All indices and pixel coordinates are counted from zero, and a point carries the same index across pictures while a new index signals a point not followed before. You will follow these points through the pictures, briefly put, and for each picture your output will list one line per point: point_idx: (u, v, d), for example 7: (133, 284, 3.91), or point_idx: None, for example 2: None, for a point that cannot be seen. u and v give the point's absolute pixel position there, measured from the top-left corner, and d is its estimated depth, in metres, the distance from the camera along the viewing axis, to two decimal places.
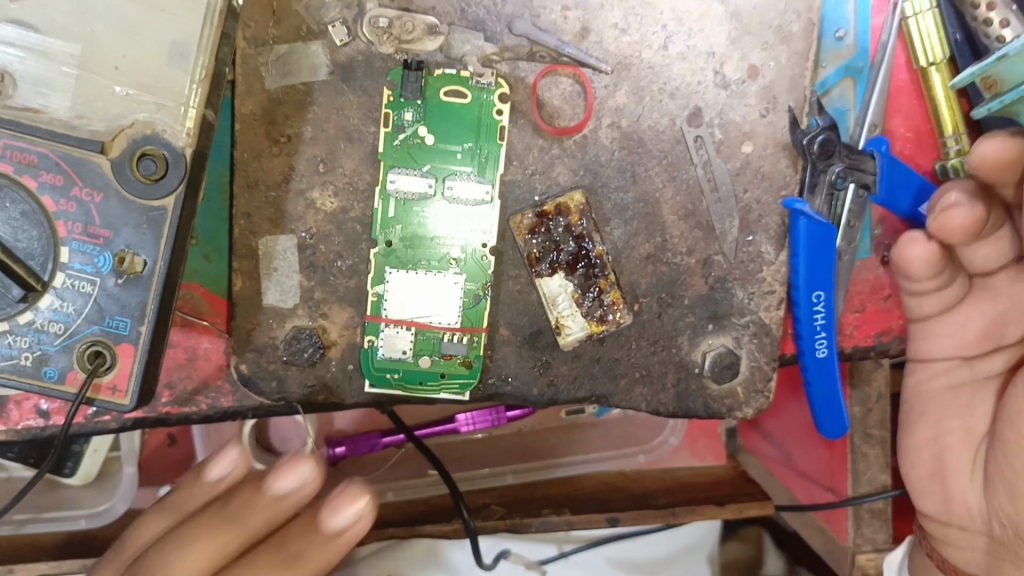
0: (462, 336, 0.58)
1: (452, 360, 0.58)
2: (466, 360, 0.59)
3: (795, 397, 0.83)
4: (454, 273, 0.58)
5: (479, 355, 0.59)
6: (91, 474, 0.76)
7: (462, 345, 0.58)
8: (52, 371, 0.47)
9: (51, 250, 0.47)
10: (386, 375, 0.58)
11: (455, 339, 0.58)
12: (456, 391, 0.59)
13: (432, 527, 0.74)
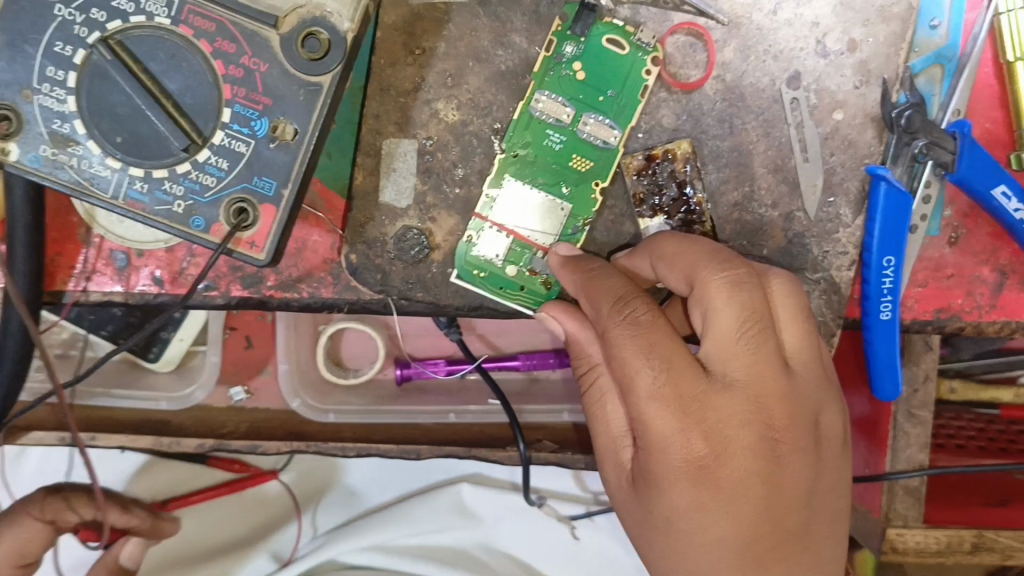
0: None
1: (535, 276, 0.63)
2: (547, 281, 0.63)
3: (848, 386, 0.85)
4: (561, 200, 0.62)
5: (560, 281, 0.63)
6: (174, 360, 0.80)
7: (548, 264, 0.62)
8: (200, 222, 0.52)
9: (215, 110, 0.51)
10: (473, 271, 0.63)
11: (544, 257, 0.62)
12: (528, 304, 0.63)
13: (490, 451, 0.80)
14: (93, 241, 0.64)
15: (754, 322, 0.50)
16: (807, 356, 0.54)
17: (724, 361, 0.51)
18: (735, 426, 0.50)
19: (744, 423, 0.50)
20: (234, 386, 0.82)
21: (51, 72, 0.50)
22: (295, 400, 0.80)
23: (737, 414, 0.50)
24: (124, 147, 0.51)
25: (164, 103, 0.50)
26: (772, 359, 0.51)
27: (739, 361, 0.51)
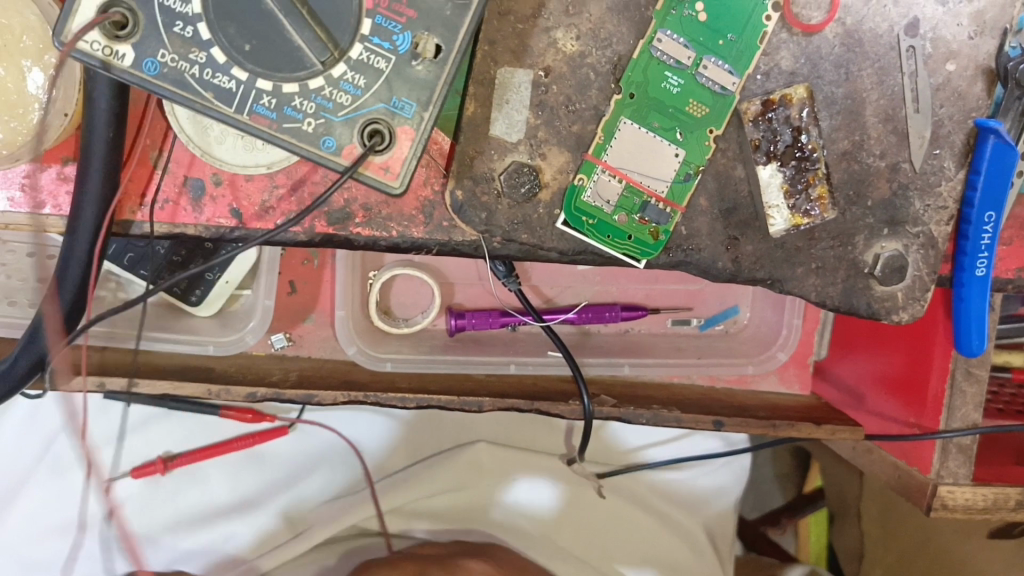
0: (664, 207, 0.60)
1: (645, 225, 0.60)
2: (656, 231, 0.60)
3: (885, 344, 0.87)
4: (675, 146, 0.59)
5: (668, 230, 0.61)
6: (216, 303, 0.75)
7: (662, 214, 0.60)
8: (331, 143, 0.48)
9: (355, 20, 0.46)
10: (582, 218, 0.59)
11: (658, 207, 0.60)
12: (634, 256, 0.61)
13: (552, 404, 0.75)
14: (167, 167, 0.57)
15: None
16: None
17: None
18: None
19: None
20: (276, 332, 0.77)
21: None
22: (348, 348, 0.77)
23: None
24: (253, 56, 0.46)
25: (302, 9, 0.45)
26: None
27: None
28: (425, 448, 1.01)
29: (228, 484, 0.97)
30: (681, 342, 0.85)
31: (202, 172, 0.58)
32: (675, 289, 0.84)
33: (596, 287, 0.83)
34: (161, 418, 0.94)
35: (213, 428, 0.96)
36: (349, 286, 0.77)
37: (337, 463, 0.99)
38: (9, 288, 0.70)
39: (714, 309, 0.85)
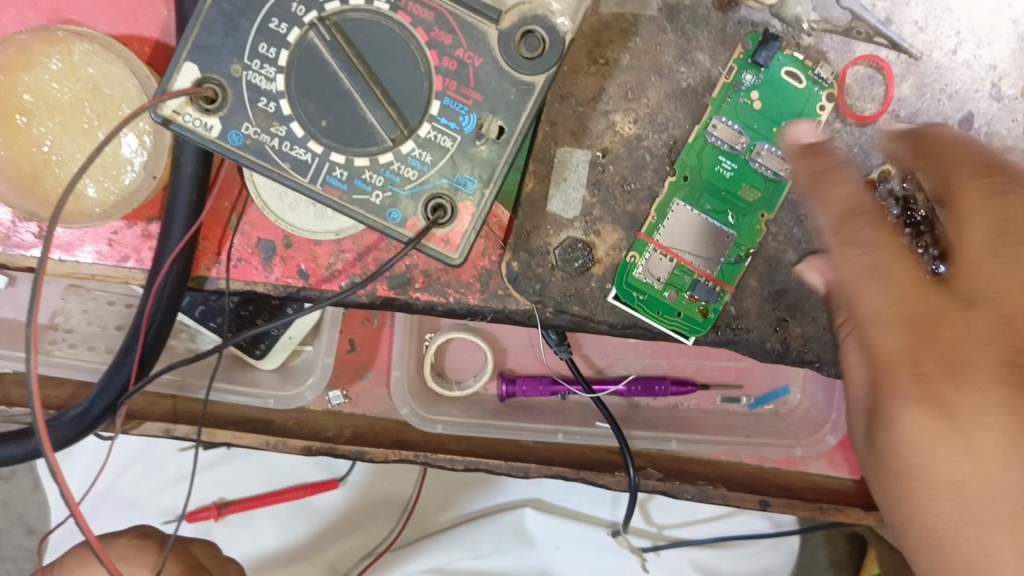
0: (714, 285, 0.61)
1: (694, 302, 0.62)
2: (705, 308, 0.62)
3: None
4: (727, 227, 0.61)
5: (718, 307, 0.62)
6: (279, 358, 0.78)
7: (710, 291, 0.61)
8: (397, 215, 0.50)
9: (425, 101, 0.50)
10: (633, 292, 0.61)
11: (706, 284, 0.61)
12: (682, 331, 0.62)
13: (595, 474, 0.77)
14: (242, 229, 0.61)
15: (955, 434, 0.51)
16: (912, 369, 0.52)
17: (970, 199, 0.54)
18: (987, 432, 0.50)
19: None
20: (334, 388, 0.79)
21: (264, 49, 0.49)
22: (403, 408, 0.78)
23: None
24: (329, 132, 0.49)
25: (376, 91, 0.49)
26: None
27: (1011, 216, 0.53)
28: (470, 509, 1.01)
29: (277, 533, 0.99)
30: (730, 420, 0.85)
31: (273, 235, 0.61)
32: (726, 366, 0.85)
33: (646, 359, 0.84)
34: (221, 463, 0.98)
35: (269, 477, 0.99)
36: (407, 349, 0.80)
37: (383, 521, 1.00)
38: (89, 332, 0.75)
39: (764, 388, 0.85)
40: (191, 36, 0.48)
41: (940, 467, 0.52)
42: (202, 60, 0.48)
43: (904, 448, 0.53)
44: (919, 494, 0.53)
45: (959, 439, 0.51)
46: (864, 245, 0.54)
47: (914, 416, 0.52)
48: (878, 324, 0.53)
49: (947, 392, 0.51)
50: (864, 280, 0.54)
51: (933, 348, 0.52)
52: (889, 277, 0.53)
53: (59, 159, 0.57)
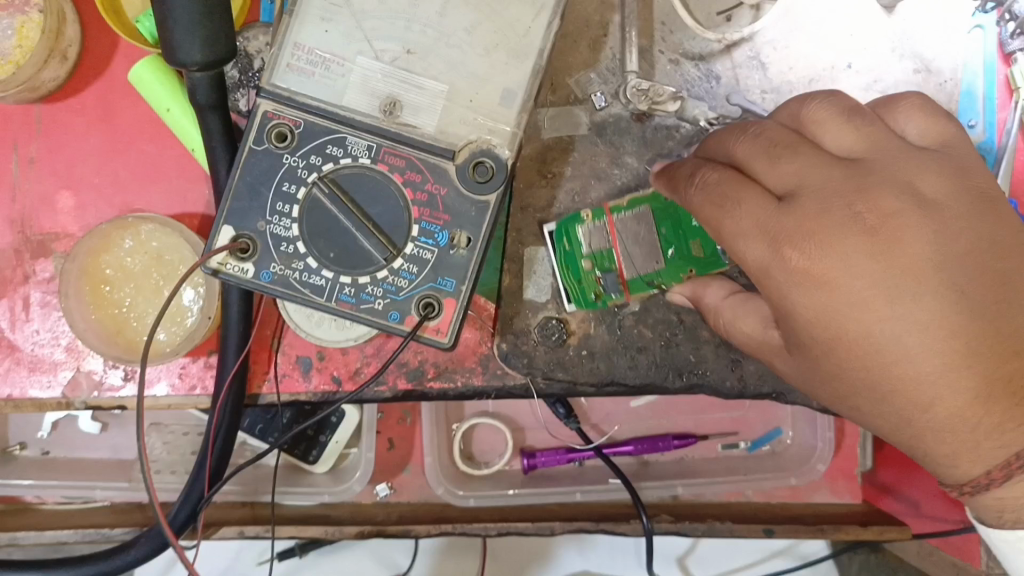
0: (619, 282, 0.72)
1: (596, 282, 0.73)
2: (600, 292, 0.73)
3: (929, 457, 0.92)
4: (661, 257, 0.72)
5: (608, 299, 0.73)
6: (332, 462, 0.90)
7: (613, 282, 0.72)
8: (396, 315, 0.64)
9: (406, 227, 0.64)
10: (563, 238, 0.73)
11: (613, 275, 0.72)
12: (569, 294, 0.73)
13: (614, 523, 0.88)
14: (283, 349, 0.75)
15: (880, 289, 0.53)
16: (820, 265, 0.54)
17: (822, 133, 0.59)
18: (887, 281, 0.53)
19: (1014, 237, 0.55)
20: (379, 483, 0.92)
21: (281, 207, 0.64)
22: (437, 488, 0.90)
23: (957, 226, 0.54)
24: (336, 261, 0.64)
25: (368, 224, 0.63)
26: (883, 138, 0.58)
27: (874, 148, 0.58)
28: None
29: None
30: (734, 463, 0.95)
31: (309, 351, 0.76)
32: (721, 417, 0.96)
33: (648, 420, 0.95)
34: None
35: None
36: (436, 441, 0.91)
37: None
38: (168, 460, 0.89)
39: (758, 432, 0.96)
40: (225, 204, 0.64)
41: (871, 333, 0.53)
42: (235, 221, 0.64)
43: (836, 333, 0.54)
44: (868, 372, 0.55)
45: (871, 301, 0.53)
46: (779, 208, 0.55)
47: (830, 304, 0.54)
48: (753, 247, 0.56)
49: (828, 259, 0.53)
50: (726, 213, 0.57)
51: (809, 236, 0.54)
52: (741, 201, 0.57)
53: (136, 312, 0.73)
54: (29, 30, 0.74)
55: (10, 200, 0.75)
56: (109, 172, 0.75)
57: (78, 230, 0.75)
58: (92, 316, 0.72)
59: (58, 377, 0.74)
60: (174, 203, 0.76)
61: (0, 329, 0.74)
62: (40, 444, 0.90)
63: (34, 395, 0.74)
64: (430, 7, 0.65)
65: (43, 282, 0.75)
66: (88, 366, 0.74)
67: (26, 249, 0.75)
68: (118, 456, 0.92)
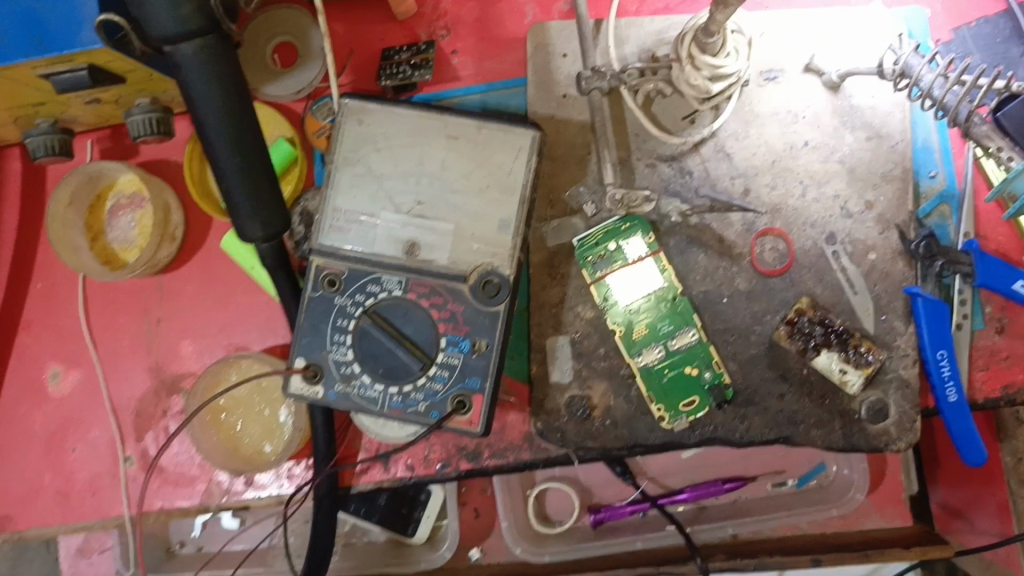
0: (603, 277, 0.85)
1: (596, 260, 0.86)
2: (590, 260, 0.86)
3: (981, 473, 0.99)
4: (632, 304, 0.85)
5: (585, 268, 0.86)
6: (426, 535, 1.06)
7: (603, 267, 0.85)
8: (436, 413, 0.79)
9: (435, 340, 0.80)
10: (620, 226, 0.85)
11: (607, 270, 0.85)
12: (583, 236, 0.86)
13: (673, 565, 1.00)
14: (365, 446, 0.92)
15: None
16: None
17: None
18: None
19: None
20: (470, 548, 1.08)
21: (337, 338, 0.80)
22: (517, 548, 1.04)
23: None
24: (383, 375, 0.79)
25: (405, 342, 0.79)
26: None
27: None
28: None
29: None
30: (782, 500, 1.04)
31: (386, 446, 0.92)
32: (766, 458, 1.05)
33: (700, 469, 1.05)
34: None
35: None
36: (512, 506, 1.06)
37: None
38: (297, 544, 1.09)
39: (804, 469, 1.04)
40: (296, 340, 0.81)
41: None
42: (305, 354, 0.81)
43: None
44: None
45: None
46: None
47: None
48: None
49: None
50: None
51: None
52: None
53: (246, 433, 0.93)
54: (146, 219, 0.95)
55: (146, 352, 0.96)
56: (216, 320, 0.95)
57: (198, 369, 0.95)
58: (215, 438, 0.92)
59: (197, 488, 0.94)
60: (268, 339, 0.94)
61: (150, 455, 0.95)
62: (196, 542, 1.12)
63: (181, 505, 0.94)
64: (434, 163, 0.81)
65: (177, 414, 0.95)
66: (218, 477, 0.93)
67: (162, 389, 0.95)
68: (255, 546, 1.11)
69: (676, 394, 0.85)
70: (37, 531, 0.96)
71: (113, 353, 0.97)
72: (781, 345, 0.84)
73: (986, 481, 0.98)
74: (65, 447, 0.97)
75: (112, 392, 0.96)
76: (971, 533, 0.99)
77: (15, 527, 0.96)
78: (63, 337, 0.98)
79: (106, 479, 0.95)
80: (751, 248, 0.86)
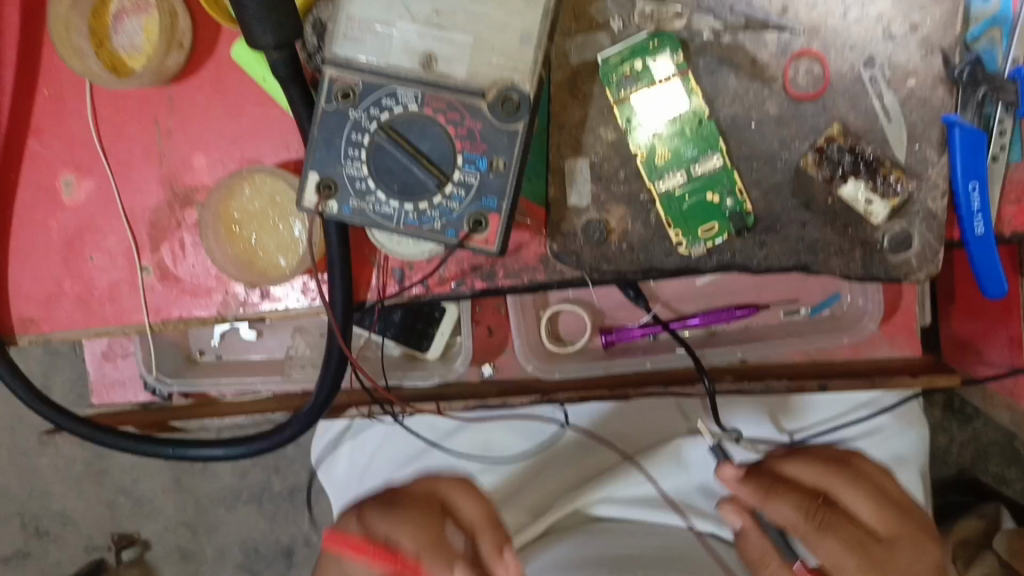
0: (630, 97, 0.83)
1: (624, 79, 0.82)
2: (618, 78, 0.82)
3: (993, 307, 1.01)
4: (658, 126, 0.83)
5: (610, 87, 0.83)
6: (440, 350, 1.08)
7: (630, 84, 0.82)
8: (453, 231, 0.79)
9: (452, 158, 0.77)
10: (649, 44, 0.81)
11: (633, 90, 0.82)
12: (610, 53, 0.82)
13: (679, 389, 1.09)
14: (379, 263, 0.91)
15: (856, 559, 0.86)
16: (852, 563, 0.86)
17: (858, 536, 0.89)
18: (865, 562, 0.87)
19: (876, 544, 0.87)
20: (483, 364, 1.10)
21: (352, 152, 0.78)
22: (529, 365, 1.07)
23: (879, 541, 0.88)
24: (399, 191, 0.78)
25: (422, 159, 0.77)
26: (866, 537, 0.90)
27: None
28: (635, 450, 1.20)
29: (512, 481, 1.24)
30: (794, 327, 1.05)
31: (400, 262, 0.91)
32: (780, 286, 1.04)
33: (713, 296, 1.05)
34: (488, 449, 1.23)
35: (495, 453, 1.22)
36: (524, 324, 1.07)
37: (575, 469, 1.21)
38: (311, 356, 1.12)
39: (818, 298, 1.04)
40: (309, 153, 0.78)
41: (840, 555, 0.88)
42: (319, 168, 0.79)
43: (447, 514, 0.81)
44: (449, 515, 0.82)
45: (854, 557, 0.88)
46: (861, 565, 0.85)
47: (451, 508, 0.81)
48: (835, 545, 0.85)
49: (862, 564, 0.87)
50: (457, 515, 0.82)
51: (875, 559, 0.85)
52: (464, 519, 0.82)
53: (262, 246, 0.92)
54: (152, 24, 0.91)
55: (157, 162, 0.94)
56: (229, 131, 0.93)
57: (211, 182, 0.94)
58: (229, 250, 0.92)
59: (214, 299, 0.95)
60: (281, 152, 0.93)
61: (167, 265, 0.95)
62: (215, 350, 1.14)
63: (199, 315, 0.95)
64: None
65: (192, 226, 0.95)
66: (235, 289, 0.94)
67: (175, 201, 0.94)
68: (273, 356, 1.15)
69: (697, 218, 0.84)
70: (61, 334, 0.97)
71: (124, 162, 0.95)
72: (808, 173, 0.82)
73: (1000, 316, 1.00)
74: (83, 255, 0.97)
75: (126, 202, 0.95)
76: (982, 363, 1.05)
77: (39, 330, 0.98)
78: (73, 144, 0.96)
79: (126, 287, 0.96)
80: (785, 70, 0.82)
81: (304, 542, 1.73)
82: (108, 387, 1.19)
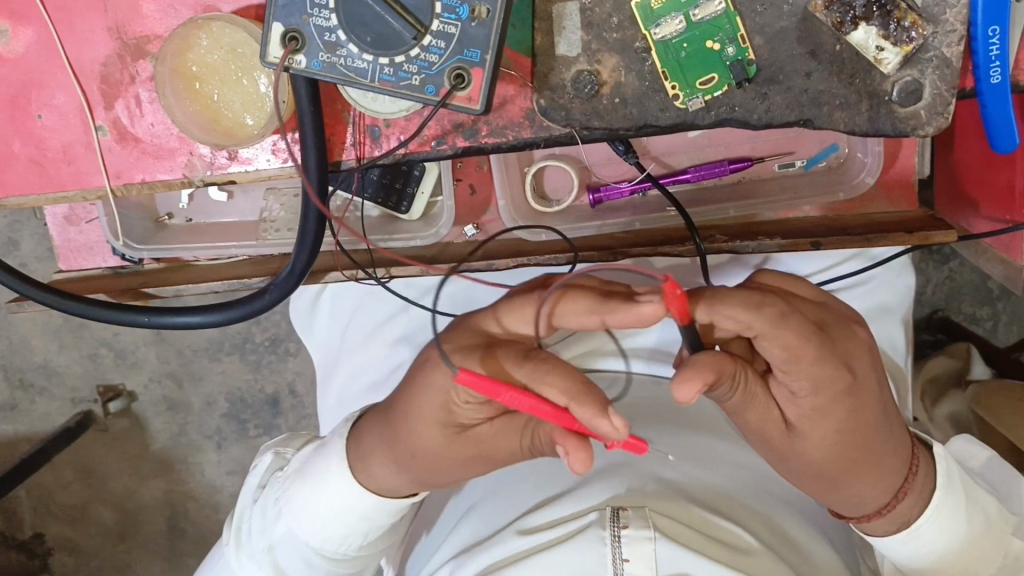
0: None
1: None
2: None
3: (994, 161, 0.98)
4: None
5: None
6: (419, 211, 1.05)
7: None
8: (432, 89, 0.73)
9: (430, 5, 0.70)
10: None
11: None
12: None
13: (671, 248, 0.98)
14: (354, 120, 0.85)
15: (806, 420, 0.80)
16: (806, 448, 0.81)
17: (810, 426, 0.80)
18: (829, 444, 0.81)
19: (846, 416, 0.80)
20: (466, 225, 1.07)
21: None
22: (514, 226, 1.05)
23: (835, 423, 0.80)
24: (373, 44, 0.71)
25: (396, 6, 0.70)
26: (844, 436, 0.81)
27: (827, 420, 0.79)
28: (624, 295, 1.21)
29: None
30: (790, 181, 1.02)
31: (376, 120, 0.85)
32: (776, 139, 1.00)
33: (706, 148, 1.01)
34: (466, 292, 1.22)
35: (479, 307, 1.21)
36: (510, 183, 1.04)
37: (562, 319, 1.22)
38: (286, 218, 1.08)
39: (815, 149, 1.01)
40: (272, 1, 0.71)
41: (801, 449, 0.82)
42: (283, 18, 0.72)
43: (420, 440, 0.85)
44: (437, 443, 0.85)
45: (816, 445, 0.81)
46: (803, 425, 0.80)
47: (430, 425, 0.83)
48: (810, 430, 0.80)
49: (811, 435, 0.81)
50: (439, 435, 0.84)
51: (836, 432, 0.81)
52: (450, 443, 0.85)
53: (225, 103, 0.87)
54: None
55: (103, 9, 0.86)
56: None
57: (164, 31, 0.86)
58: (191, 109, 0.86)
59: (177, 161, 0.88)
60: None
61: (124, 125, 0.88)
62: (184, 214, 1.09)
63: (163, 178, 0.89)
64: None
65: (146, 80, 0.87)
66: (199, 151, 0.88)
67: (126, 53, 0.87)
68: (245, 220, 1.10)
69: (695, 68, 0.78)
70: (17, 200, 0.92)
71: (66, 9, 0.86)
72: (816, 18, 0.76)
73: (1003, 173, 0.96)
74: (29, 113, 0.89)
75: (71, 54, 0.87)
76: (977, 217, 1.02)
77: None
78: None
79: (81, 149, 0.89)
80: None
81: (290, 392, 1.80)
82: (75, 252, 1.14)
